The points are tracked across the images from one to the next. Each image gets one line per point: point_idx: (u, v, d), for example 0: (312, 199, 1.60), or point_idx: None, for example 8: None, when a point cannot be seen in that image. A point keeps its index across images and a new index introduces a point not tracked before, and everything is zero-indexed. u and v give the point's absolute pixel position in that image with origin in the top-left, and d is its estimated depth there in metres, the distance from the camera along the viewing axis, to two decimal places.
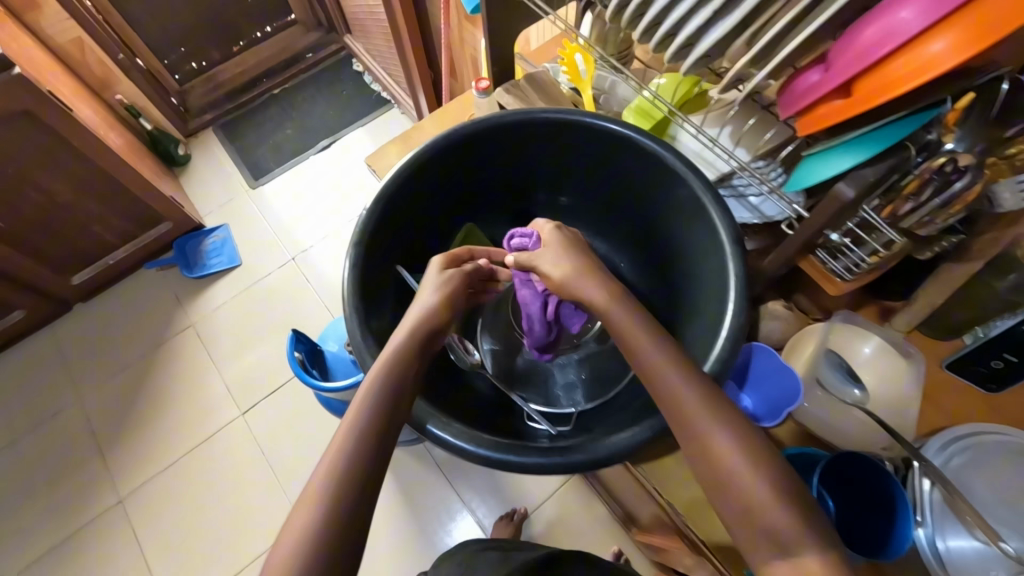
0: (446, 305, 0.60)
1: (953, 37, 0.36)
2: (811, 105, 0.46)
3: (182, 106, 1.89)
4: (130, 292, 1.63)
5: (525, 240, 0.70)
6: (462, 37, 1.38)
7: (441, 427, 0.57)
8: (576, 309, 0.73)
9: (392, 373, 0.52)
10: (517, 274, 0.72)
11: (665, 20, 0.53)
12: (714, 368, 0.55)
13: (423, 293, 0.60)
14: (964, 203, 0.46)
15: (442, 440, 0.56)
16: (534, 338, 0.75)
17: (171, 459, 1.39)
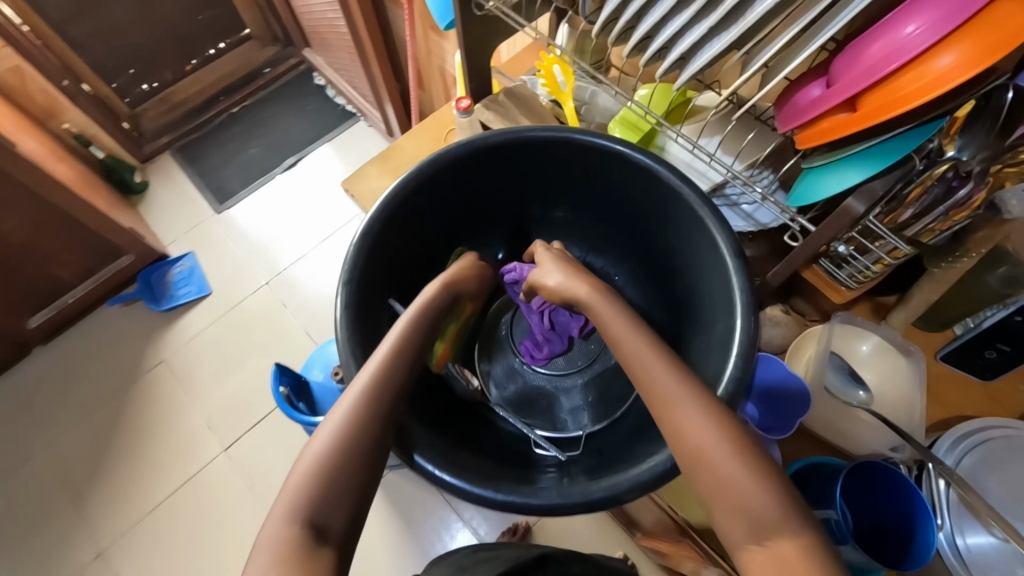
0: (474, 276, 0.70)
1: (962, 52, 0.35)
2: (813, 120, 0.45)
3: (135, 131, 1.79)
4: (93, 330, 1.54)
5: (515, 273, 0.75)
6: (429, 47, 1.34)
7: (452, 472, 0.53)
8: (571, 314, 0.75)
9: (417, 328, 0.59)
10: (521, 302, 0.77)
11: (657, 35, 0.51)
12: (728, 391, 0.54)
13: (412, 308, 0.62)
14: (971, 211, 0.46)
15: (454, 487, 0.52)
16: (540, 353, 0.76)
17: (151, 504, 1.32)
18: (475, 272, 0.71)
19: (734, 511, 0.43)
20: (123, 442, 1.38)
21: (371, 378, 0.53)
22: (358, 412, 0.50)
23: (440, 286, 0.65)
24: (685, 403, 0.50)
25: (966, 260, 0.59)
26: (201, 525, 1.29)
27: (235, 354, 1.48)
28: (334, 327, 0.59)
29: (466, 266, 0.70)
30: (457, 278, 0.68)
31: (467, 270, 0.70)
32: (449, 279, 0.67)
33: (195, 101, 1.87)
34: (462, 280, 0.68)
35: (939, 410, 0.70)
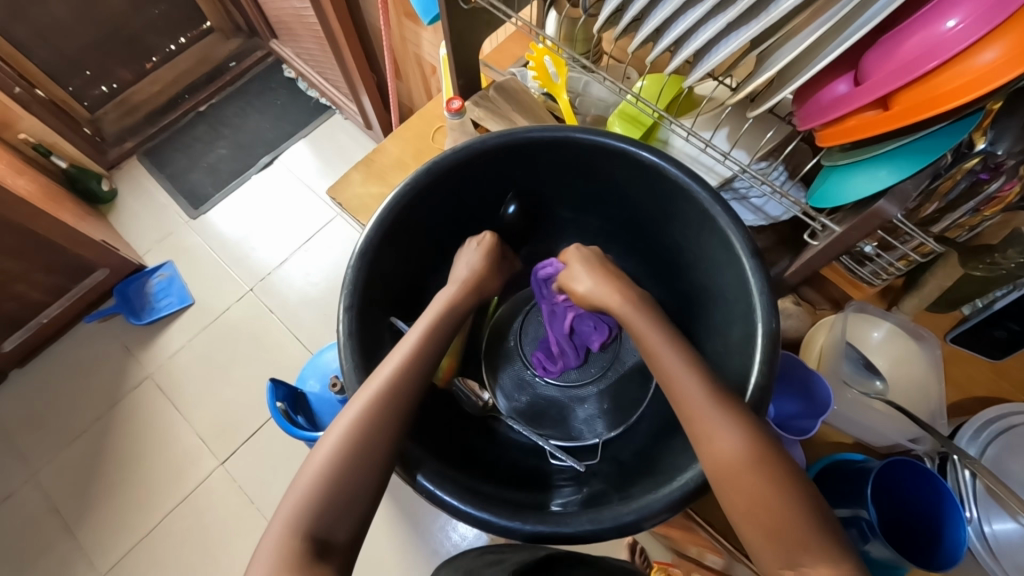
0: (493, 271, 0.70)
1: (1008, 47, 0.33)
2: (838, 118, 0.42)
3: (97, 136, 1.70)
4: (70, 350, 1.47)
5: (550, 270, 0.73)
6: (404, 36, 1.28)
7: (476, 506, 0.50)
8: (596, 323, 0.73)
9: (439, 332, 0.61)
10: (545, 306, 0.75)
11: (668, 31, 0.48)
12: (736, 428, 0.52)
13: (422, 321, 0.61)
14: (1003, 204, 0.45)
15: (480, 520, 0.50)
16: (561, 364, 0.73)
17: (150, 525, 1.28)
18: (490, 266, 0.70)
19: (786, 542, 0.43)
20: (115, 463, 1.34)
21: (383, 385, 0.53)
22: (365, 423, 0.51)
23: (463, 290, 0.67)
24: (706, 409, 0.49)
25: (1008, 258, 0.59)
26: (204, 543, 1.26)
27: (224, 365, 1.44)
28: (338, 353, 0.56)
29: (482, 260, 0.70)
30: (477, 278, 0.68)
31: (491, 264, 0.70)
32: (465, 278, 0.68)
33: (158, 101, 1.78)
34: (479, 280, 0.68)
35: (951, 392, 0.70)
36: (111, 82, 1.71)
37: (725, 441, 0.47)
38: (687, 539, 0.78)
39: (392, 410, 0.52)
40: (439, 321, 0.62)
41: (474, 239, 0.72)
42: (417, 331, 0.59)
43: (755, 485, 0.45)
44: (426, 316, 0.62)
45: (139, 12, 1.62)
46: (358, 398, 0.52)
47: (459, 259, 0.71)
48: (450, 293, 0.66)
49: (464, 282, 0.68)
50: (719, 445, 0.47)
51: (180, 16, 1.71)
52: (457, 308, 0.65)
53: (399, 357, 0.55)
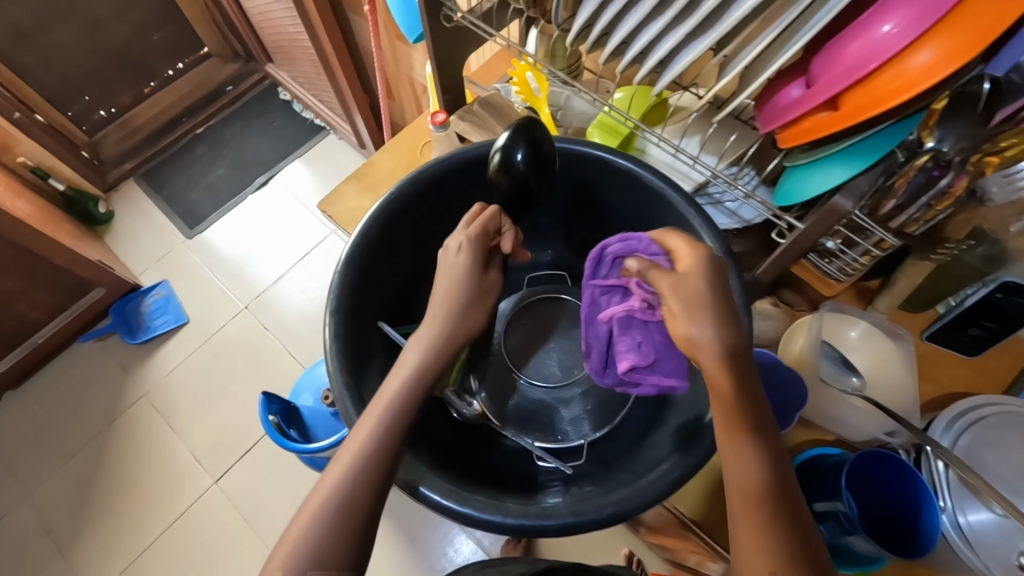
0: (474, 298, 0.58)
1: (939, 49, 0.36)
2: (794, 120, 0.45)
3: (96, 159, 1.73)
4: (65, 369, 1.48)
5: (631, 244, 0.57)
6: (396, 58, 1.32)
7: (466, 504, 0.51)
8: (635, 347, 0.56)
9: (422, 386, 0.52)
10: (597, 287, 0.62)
11: (634, 42, 0.51)
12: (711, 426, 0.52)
13: (422, 341, 0.54)
14: (951, 198, 0.47)
15: (470, 517, 0.51)
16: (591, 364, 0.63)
17: (143, 545, 1.27)
18: (472, 306, 0.58)
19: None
20: (108, 483, 1.33)
21: (360, 451, 0.47)
22: (352, 478, 0.45)
23: (437, 338, 0.55)
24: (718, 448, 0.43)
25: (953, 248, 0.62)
26: (198, 563, 1.25)
27: (218, 385, 1.44)
28: (325, 356, 0.57)
29: (461, 290, 0.58)
30: (454, 324, 0.56)
31: (474, 305, 0.58)
32: (444, 321, 0.55)
33: (157, 123, 1.81)
34: (453, 329, 0.56)
35: (931, 389, 0.71)
36: (110, 105, 1.74)
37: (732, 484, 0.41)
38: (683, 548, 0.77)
39: (394, 432, 0.48)
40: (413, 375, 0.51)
41: (449, 243, 0.60)
42: (393, 383, 0.51)
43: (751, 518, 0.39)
44: (416, 342, 0.54)
45: (139, 38, 1.66)
46: (359, 427, 0.48)
47: (437, 286, 0.58)
48: (428, 338, 0.54)
49: (443, 322, 0.55)
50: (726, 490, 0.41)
51: (178, 42, 1.75)
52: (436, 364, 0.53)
53: (375, 415, 0.49)
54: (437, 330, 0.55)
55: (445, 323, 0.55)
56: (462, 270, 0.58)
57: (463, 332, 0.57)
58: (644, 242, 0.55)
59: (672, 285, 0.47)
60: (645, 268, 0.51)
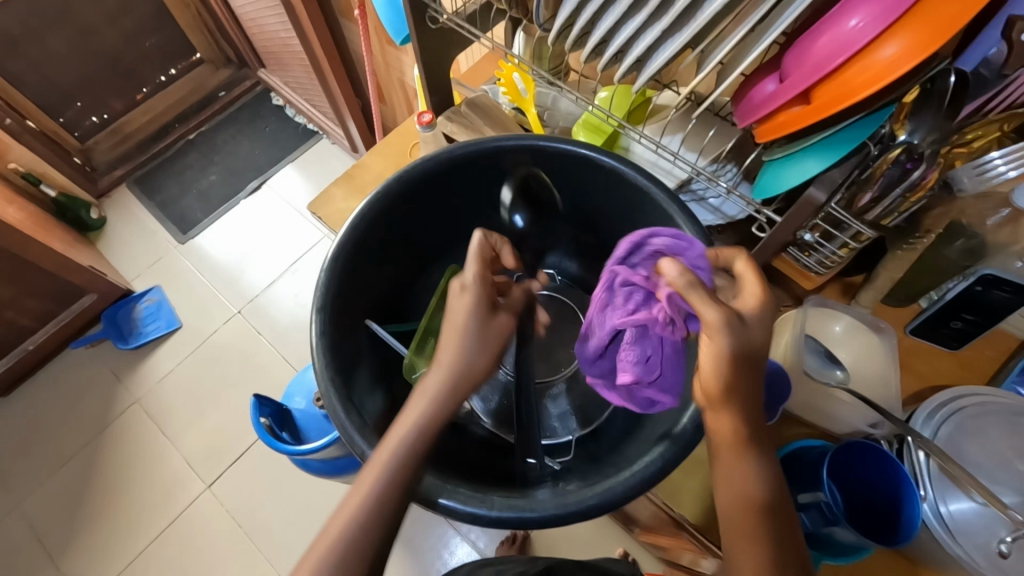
0: (486, 347, 0.51)
1: (904, 43, 0.37)
2: (770, 114, 0.46)
3: (88, 165, 1.72)
4: (56, 376, 1.47)
5: (678, 247, 0.54)
6: (387, 62, 1.33)
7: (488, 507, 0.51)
8: (637, 356, 0.55)
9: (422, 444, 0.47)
10: (624, 273, 0.56)
11: (613, 39, 0.52)
12: (691, 421, 0.52)
13: (447, 364, 0.49)
14: (925, 189, 0.48)
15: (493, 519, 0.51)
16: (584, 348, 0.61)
17: (135, 552, 1.26)
18: (482, 355, 0.50)
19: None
20: (99, 490, 1.32)
21: (395, 454, 0.46)
22: (387, 479, 0.45)
23: (444, 383, 0.48)
24: (719, 464, 0.43)
25: (925, 240, 0.62)
26: (190, 569, 1.24)
27: (210, 391, 1.43)
28: (311, 354, 0.58)
29: (473, 323, 0.51)
30: (466, 365, 0.49)
31: (483, 351, 0.51)
32: (450, 368, 0.49)
33: (149, 130, 1.82)
34: (467, 368, 0.50)
35: (915, 382, 0.71)
36: (102, 112, 1.74)
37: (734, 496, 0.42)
38: (677, 545, 0.76)
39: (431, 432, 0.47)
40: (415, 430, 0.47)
41: (457, 281, 0.53)
42: (408, 416, 0.47)
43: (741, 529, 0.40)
44: (447, 350, 0.50)
45: (130, 45, 1.67)
46: (395, 428, 0.47)
47: (447, 325, 0.51)
48: (434, 393, 0.48)
49: (449, 370, 0.49)
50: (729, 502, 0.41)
51: (170, 49, 1.76)
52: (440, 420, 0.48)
53: (417, 410, 0.47)
54: (442, 378, 0.48)
55: (449, 374, 0.49)
56: (472, 313, 0.51)
57: (474, 379, 0.50)
58: (694, 252, 0.53)
59: (718, 327, 0.42)
60: (687, 283, 0.43)
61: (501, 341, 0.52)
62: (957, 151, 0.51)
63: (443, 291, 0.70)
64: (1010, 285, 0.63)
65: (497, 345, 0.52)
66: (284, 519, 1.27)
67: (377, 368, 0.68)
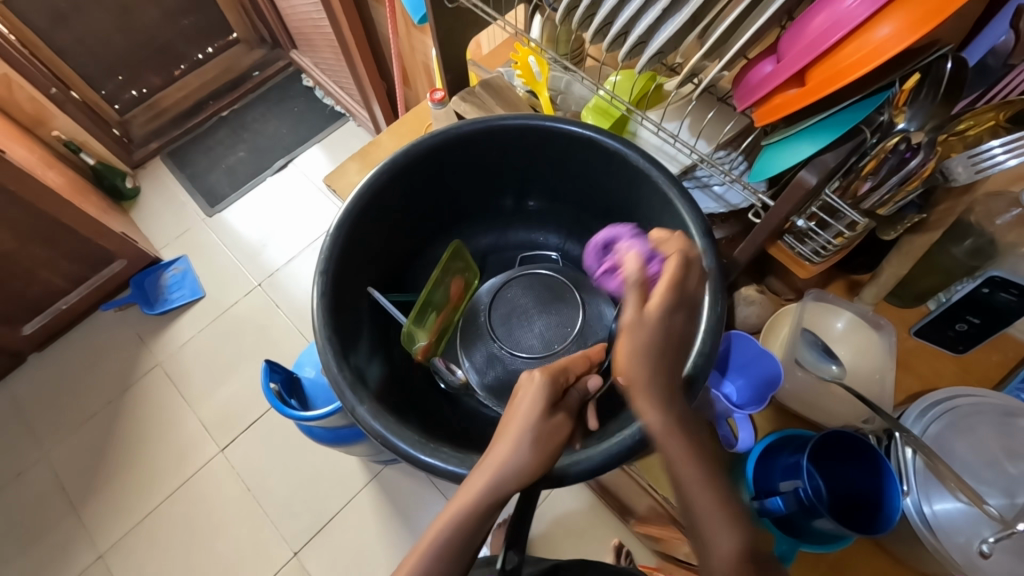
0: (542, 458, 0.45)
1: (895, 26, 0.38)
2: (766, 96, 0.47)
3: (125, 137, 1.79)
4: (86, 336, 1.54)
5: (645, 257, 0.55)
6: (413, 46, 1.34)
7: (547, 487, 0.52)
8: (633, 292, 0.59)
9: (460, 539, 0.42)
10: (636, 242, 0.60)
11: (619, 20, 0.54)
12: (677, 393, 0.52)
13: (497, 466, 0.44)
14: (920, 180, 0.46)
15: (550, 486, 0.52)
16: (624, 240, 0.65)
17: (149, 507, 1.32)
18: (537, 457, 0.45)
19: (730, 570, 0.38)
20: (120, 445, 1.39)
21: (450, 521, 0.43)
22: (443, 549, 0.42)
23: (488, 480, 0.44)
24: (668, 453, 0.42)
25: (914, 218, 0.56)
26: (200, 528, 1.29)
27: (228, 358, 1.48)
28: (312, 315, 0.60)
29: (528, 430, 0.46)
30: (515, 465, 0.44)
31: (534, 455, 0.45)
32: (497, 466, 0.44)
33: (184, 106, 1.87)
34: (516, 468, 0.44)
35: (915, 383, 0.70)
36: (141, 86, 1.80)
37: (691, 466, 0.41)
38: (669, 534, 0.78)
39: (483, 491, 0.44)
40: (452, 523, 0.43)
41: (529, 384, 0.49)
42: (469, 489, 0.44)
43: (709, 501, 0.40)
44: (502, 442, 0.45)
45: (169, 24, 1.72)
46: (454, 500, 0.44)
47: (509, 424, 0.47)
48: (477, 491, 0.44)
49: (495, 470, 0.44)
50: (689, 481, 0.41)
51: (208, 27, 1.81)
52: (479, 513, 0.43)
53: (478, 484, 0.44)
54: (487, 476, 0.44)
55: (497, 468, 0.44)
56: (534, 421, 0.46)
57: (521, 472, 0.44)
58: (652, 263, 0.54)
59: (630, 327, 0.46)
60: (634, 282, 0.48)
61: (559, 445, 0.47)
62: (950, 139, 0.49)
63: (444, 265, 0.73)
64: (1017, 288, 0.60)
65: (550, 447, 0.46)
66: (292, 485, 1.30)
67: (376, 335, 0.71)
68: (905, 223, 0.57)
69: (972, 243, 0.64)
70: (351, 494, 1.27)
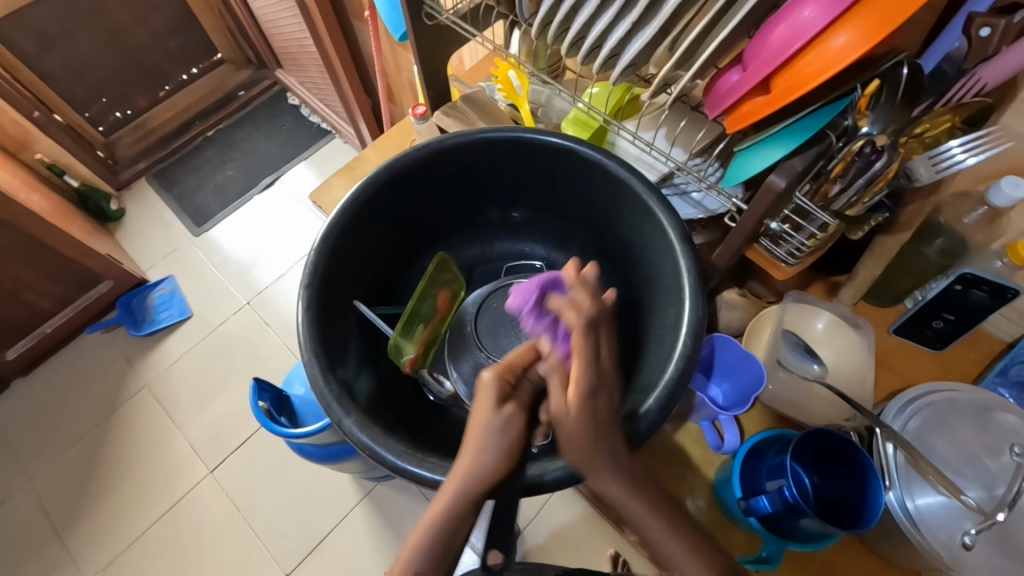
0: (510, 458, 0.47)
1: (851, 34, 0.39)
2: (734, 104, 0.48)
3: (111, 159, 1.79)
4: (70, 360, 1.52)
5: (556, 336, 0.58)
6: (397, 63, 1.36)
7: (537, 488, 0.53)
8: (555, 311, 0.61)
9: (436, 549, 0.44)
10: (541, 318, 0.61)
11: (592, 34, 0.55)
12: (657, 402, 0.54)
13: (467, 469, 0.46)
14: (885, 180, 0.48)
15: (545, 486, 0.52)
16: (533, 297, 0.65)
17: (137, 532, 1.29)
18: (499, 461, 0.46)
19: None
20: (106, 469, 1.37)
21: (430, 524, 0.45)
22: (425, 550, 0.44)
23: (461, 482, 0.46)
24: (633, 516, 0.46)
25: (875, 216, 0.58)
26: (190, 551, 1.26)
27: (216, 378, 1.47)
28: (297, 330, 0.61)
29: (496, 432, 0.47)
30: (483, 468, 0.46)
31: (505, 453, 0.47)
32: (463, 475, 0.46)
33: (171, 126, 1.88)
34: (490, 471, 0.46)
35: (896, 381, 0.72)
36: (127, 108, 1.80)
37: (655, 524, 0.46)
38: None
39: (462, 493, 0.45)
40: (427, 539, 0.44)
41: (483, 388, 0.49)
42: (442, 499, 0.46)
43: (677, 551, 0.46)
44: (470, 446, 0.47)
45: (155, 46, 1.72)
46: (432, 505, 0.46)
47: (472, 432, 0.47)
48: (453, 495, 0.45)
49: (462, 477, 0.46)
50: (661, 544, 0.46)
51: (194, 48, 1.82)
52: (452, 524, 0.45)
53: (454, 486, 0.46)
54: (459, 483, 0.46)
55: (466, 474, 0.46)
56: (484, 421, 0.47)
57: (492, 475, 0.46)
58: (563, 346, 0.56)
59: (557, 418, 0.47)
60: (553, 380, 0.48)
61: (517, 442, 0.47)
62: (910, 142, 0.51)
63: (430, 276, 0.73)
64: (989, 285, 0.61)
65: (514, 439, 0.47)
66: (282, 505, 1.28)
67: (365, 348, 0.71)
68: (872, 222, 0.59)
69: (945, 243, 0.66)
70: (343, 513, 1.26)
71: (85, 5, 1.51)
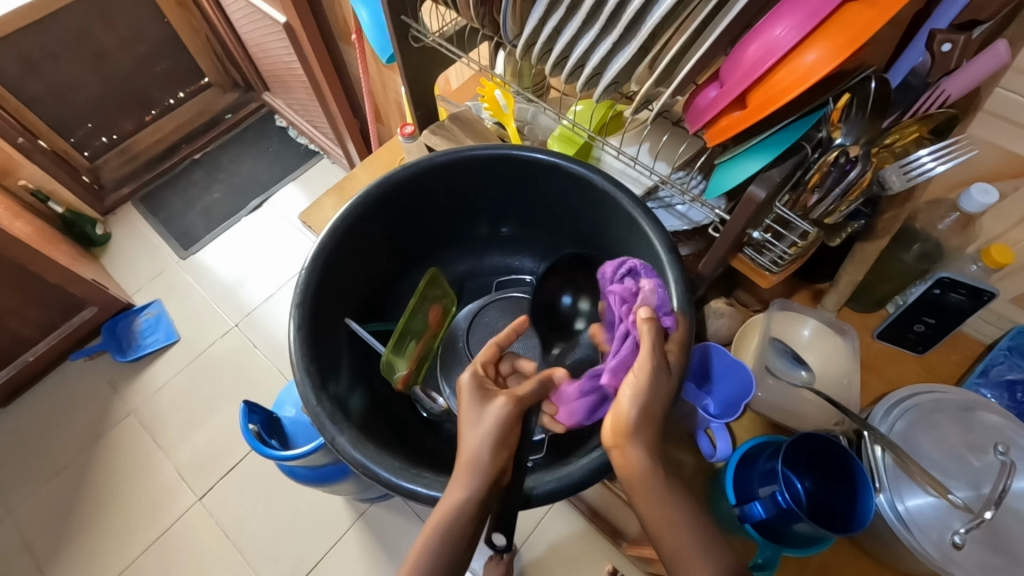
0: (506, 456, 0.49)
1: (821, 51, 0.41)
2: (713, 119, 0.50)
3: (96, 183, 1.77)
4: (54, 389, 1.49)
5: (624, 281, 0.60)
6: (384, 84, 1.38)
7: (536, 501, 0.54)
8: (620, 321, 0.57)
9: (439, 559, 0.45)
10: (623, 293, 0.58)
11: (574, 53, 0.57)
12: None
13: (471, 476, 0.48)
14: (860, 190, 0.49)
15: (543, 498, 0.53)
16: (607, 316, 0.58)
17: (122, 564, 1.25)
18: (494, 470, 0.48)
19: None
20: (91, 500, 1.33)
21: (433, 531, 0.46)
22: (430, 558, 0.45)
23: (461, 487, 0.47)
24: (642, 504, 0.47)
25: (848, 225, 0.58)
26: None
27: (204, 402, 1.45)
28: (289, 349, 0.61)
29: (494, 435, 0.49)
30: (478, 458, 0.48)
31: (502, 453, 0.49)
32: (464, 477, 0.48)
33: (156, 150, 1.87)
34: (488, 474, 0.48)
35: (882, 386, 0.73)
36: (112, 132, 1.80)
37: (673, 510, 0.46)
38: None
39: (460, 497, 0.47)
40: (429, 554, 0.46)
41: (469, 392, 0.52)
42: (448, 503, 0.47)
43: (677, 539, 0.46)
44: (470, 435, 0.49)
45: (142, 69, 1.73)
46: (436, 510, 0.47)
47: (467, 438, 0.50)
48: (455, 497, 0.47)
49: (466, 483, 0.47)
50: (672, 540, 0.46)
51: (181, 73, 1.83)
52: (455, 530, 0.46)
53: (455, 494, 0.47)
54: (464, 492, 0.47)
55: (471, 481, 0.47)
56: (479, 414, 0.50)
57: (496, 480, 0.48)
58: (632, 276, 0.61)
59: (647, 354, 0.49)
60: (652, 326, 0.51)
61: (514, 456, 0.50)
62: (882, 152, 0.52)
63: (422, 292, 0.73)
64: (965, 288, 0.63)
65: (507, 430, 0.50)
66: (273, 531, 1.26)
67: (356, 365, 0.71)
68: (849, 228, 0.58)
69: (923, 247, 0.67)
70: (336, 537, 1.23)
71: (70, 31, 1.52)
